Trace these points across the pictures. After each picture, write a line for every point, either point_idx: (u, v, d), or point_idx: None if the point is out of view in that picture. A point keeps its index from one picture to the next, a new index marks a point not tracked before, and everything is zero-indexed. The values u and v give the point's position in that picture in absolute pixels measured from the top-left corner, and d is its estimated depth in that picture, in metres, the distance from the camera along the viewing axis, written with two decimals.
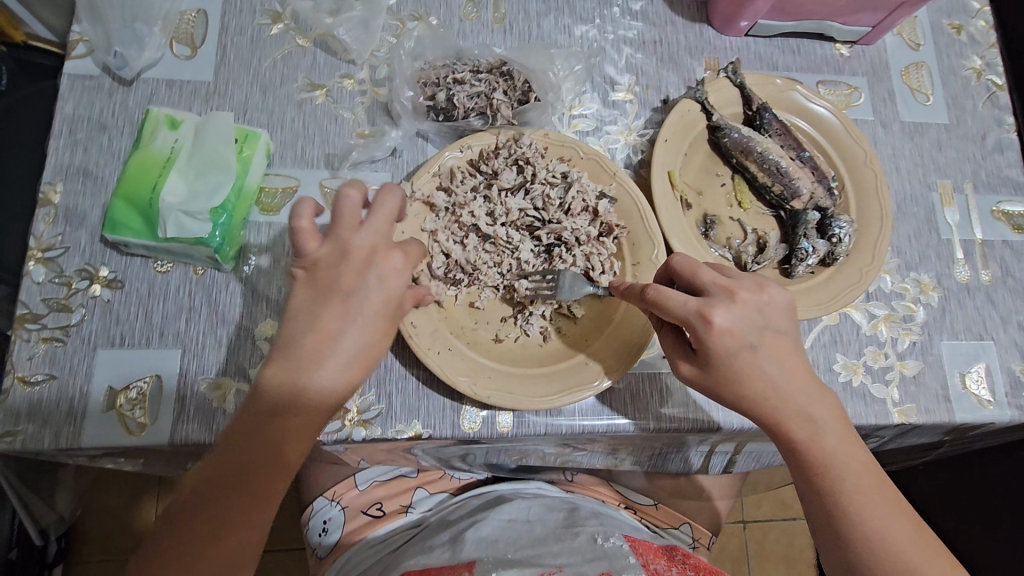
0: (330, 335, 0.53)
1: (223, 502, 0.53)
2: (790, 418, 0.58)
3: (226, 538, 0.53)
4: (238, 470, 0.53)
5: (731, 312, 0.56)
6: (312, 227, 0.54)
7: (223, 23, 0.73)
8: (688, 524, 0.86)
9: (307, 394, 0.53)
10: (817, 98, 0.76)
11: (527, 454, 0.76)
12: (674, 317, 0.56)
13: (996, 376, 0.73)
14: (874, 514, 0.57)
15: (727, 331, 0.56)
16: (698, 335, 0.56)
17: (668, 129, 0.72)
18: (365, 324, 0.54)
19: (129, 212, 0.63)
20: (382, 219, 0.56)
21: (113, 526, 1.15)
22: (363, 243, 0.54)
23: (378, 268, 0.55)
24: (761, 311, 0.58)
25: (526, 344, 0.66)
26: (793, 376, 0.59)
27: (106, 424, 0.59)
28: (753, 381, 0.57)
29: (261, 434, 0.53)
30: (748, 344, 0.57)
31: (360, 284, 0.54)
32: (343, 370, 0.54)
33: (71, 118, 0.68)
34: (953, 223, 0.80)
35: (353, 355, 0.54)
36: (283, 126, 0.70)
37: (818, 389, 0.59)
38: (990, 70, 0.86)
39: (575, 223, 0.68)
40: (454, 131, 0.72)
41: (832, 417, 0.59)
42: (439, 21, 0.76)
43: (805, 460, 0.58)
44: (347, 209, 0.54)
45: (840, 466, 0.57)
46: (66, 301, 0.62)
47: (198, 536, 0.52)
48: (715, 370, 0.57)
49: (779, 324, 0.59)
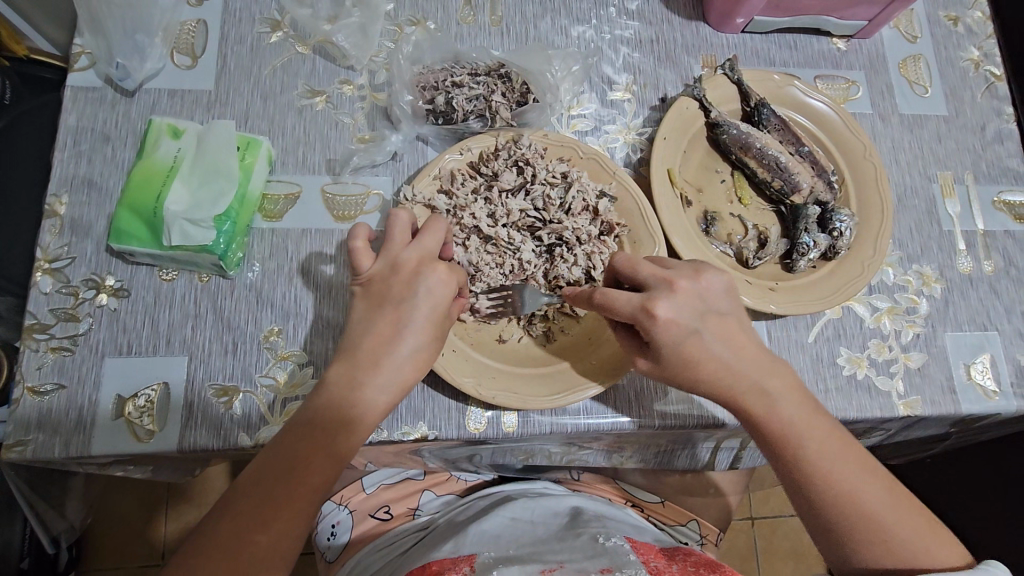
0: (386, 341, 0.55)
1: (276, 488, 0.52)
2: (745, 396, 0.58)
3: (271, 527, 0.51)
4: (292, 457, 0.53)
5: (672, 303, 0.57)
6: (364, 247, 0.58)
7: (223, 33, 0.73)
8: (694, 522, 0.86)
9: (357, 394, 0.54)
10: (814, 92, 0.76)
11: (533, 454, 0.76)
12: (623, 316, 0.57)
13: (1001, 366, 0.73)
14: (842, 483, 0.57)
15: (671, 319, 0.56)
16: (645, 329, 0.57)
17: (667, 126, 0.72)
18: (415, 333, 0.55)
19: (134, 222, 0.63)
20: (430, 238, 0.58)
21: (124, 535, 1.16)
22: (410, 256, 0.57)
23: (425, 280, 0.56)
24: (702, 296, 0.58)
25: (529, 343, 0.66)
26: (753, 355, 0.59)
27: (116, 431, 0.60)
28: (704, 366, 0.58)
29: (293, 442, 0.53)
30: (693, 329, 0.57)
31: (409, 294, 0.56)
32: (396, 376, 0.55)
33: (75, 130, 0.69)
34: (954, 214, 0.80)
35: (409, 361, 0.55)
36: (284, 133, 0.71)
37: (771, 362, 0.60)
38: (988, 61, 0.86)
39: (575, 222, 0.68)
40: (454, 134, 0.72)
41: (787, 388, 0.59)
42: (436, 25, 0.77)
43: (766, 433, 0.58)
44: (397, 229, 0.58)
45: (796, 435, 0.58)
46: (73, 311, 0.63)
47: (243, 522, 0.51)
48: (670, 362, 0.58)
49: (720, 305, 0.59)
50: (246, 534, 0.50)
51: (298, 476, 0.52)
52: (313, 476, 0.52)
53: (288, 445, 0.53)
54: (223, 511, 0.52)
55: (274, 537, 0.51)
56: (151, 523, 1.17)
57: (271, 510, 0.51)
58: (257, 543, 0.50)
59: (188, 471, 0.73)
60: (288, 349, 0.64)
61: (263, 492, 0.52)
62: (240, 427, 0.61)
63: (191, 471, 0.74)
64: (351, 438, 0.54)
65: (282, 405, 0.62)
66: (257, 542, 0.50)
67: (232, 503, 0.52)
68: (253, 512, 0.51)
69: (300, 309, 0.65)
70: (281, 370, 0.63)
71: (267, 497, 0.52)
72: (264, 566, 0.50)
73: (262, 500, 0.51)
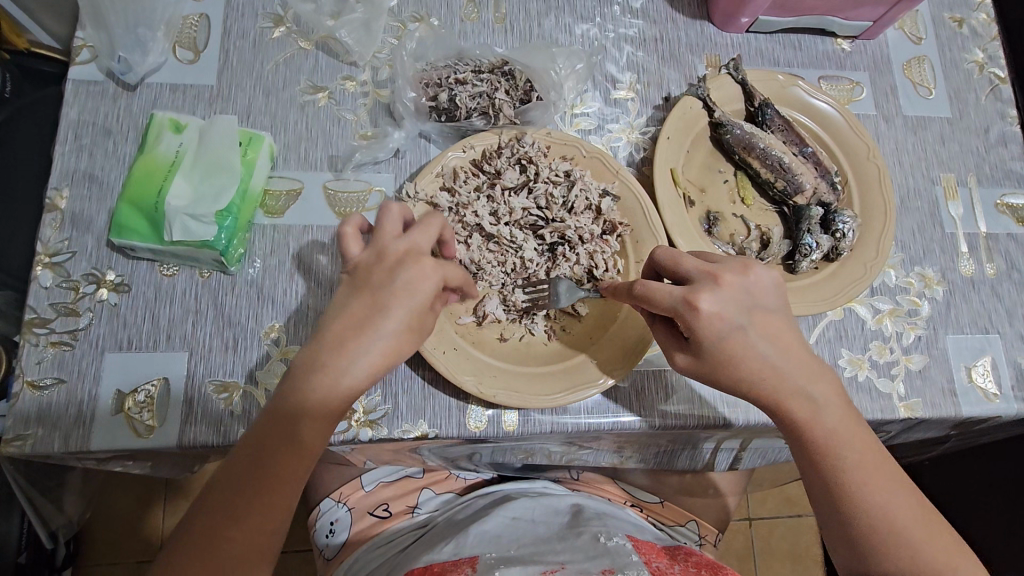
0: (360, 328, 0.55)
1: (244, 486, 0.53)
2: (793, 402, 0.58)
3: (244, 522, 0.53)
4: (257, 454, 0.53)
5: (716, 296, 0.56)
6: (355, 233, 0.58)
7: (226, 28, 0.73)
8: (694, 523, 0.86)
9: (325, 384, 0.53)
10: (818, 93, 0.75)
11: (533, 453, 0.76)
12: (663, 308, 0.56)
13: (1002, 369, 0.73)
14: (878, 495, 0.57)
15: (716, 313, 0.56)
16: (687, 323, 0.56)
17: (670, 126, 0.72)
18: (392, 320, 0.55)
19: (135, 217, 0.63)
20: (420, 232, 0.57)
21: (122, 531, 1.16)
22: (397, 247, 0.56)
23: (405, 271, 0.55)
24: (747, 292, 0.58)
25: (531, 342, 0.66)
26: (790, 356, 0.59)
27: (115, 427, 0.59)
28: (746, 362, 0.57)
29: (263, 438, 0.53)
30: (738, 325, 0.57)
31: (389, 283, 0.55)
32: (367, 363, 0.54)
33: (76, 124, 0.68)
34: (957, 216, 0.80)
35: (377, 351, 0.54)
36: (286, 129, 0.71)
37: (817, 368, 0.59)
38: (992, 63, 0.86)
39: (578, 221, 0.68)
40: (456, 132, 0.72)
41: (833, 396, 0.59)
42: (439, 22, 0.77)
43: (809, 440, 0.58)
44: (388, 223, 0.58)
45: (841, 443, 0.58)
46: (73, 306, 0.63)
47: (215, 519, 0.53)
48: (710, 356, 0.57)
49: (766, 303, 0.59)
50: (219, 531, 0.52)
51: (265, 474, 0.53)
52: (283, 472, 0.53)
53: (255, 441, 0.53)
54: (201, 508, 0.53)
55: (250, 530, 0.53)
56: (149, 518, 1.17)
57: (243, 506, 0.53)
58: (234, 537, 0.52)
59: (188, 466, 0.73)
60: (288, 346, 0.64)
61: (236, 491, 0.53)
62: (240, 424, 0.61)
63: (190, 467, 0.73)
64: (320, 430, 0.54)
65: None
66: (232, 537, 0.52)
67: (209, 500, 0.53)
68: (226, 510, 0.53)
69: (301, 306, 0.65)
70: (281, 367, 0.63)
71: (235, 494, 0.53)
72: (243, 558, 0.53)
73: (232, 497, 0.53)
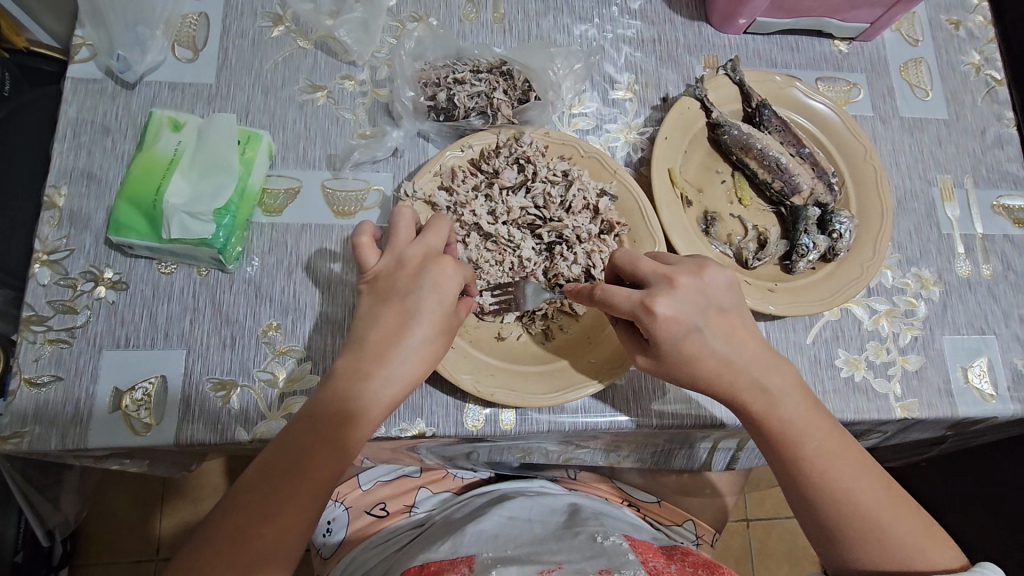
0: (395, 332, 0.55)
1: (277, 486, 0.51)
2: (748, 393, 0.58)
3: (275, 521, 0.51)
4: (294, 454, 0.52)
5: (672, 299, 0.56)
6: (370, 242, 0.58)
7: (225, 26, 0.73)
8: (691, 522, 0.86)
9: (365, 386, 0.54)
10: (816, 94, 0.76)
11: (531, 452, 0.76)
12: (623, 312, 0.57)
13: (999, 370, 0.74)
14: (843, 484, 0.57)
15: (671, 315, 0.56)
16: (646, 327, 0.56)
17: (668, 126, 0.72)
18: (425, 324, 0.55)
19: (133, 214, 0.63)
20: (433, 233, 0.59)
21: (119, 529, 1.15)
22: (415, 252, 0.57)
23: (431, 273, 0.56)
24: (703, 291, 0.58)
25: (528, 341, 0.66)
26: (746, 352, 0.59)
27: (112, 424, 0.59)
28: (704, 362, 0.58)
29: (302, 435, 0.53)
30: (693, 327, 0.57)
31: (415, 287, 0.56)
32: (406, 367, 0.55)
33: (75, 122, 0.68)
34: (953, 217, 0.80)
35: (416, 354, 0.55)
36: (285, 128, 0.71)
37: (773, 360, 0.60)
38: (989, 65, 0.86)
39: (575, 221, 0.69)
40: (455, 131, 0.72)
41: (789, 386, 0.59)
42: (439, 21, 0.77)
43: (767, 431, 0.59)
44: (401, 231, 0.58)
45: (799, 433, 0.58)
46: (71, 303, 0.63)
47: (240, 520, 0.50)
48: (669, 357, 0.58)
49: (724, 301, 0.59)
50: (251, 529, 0.50)
51: (305, 472, 0.52)
52: (321, 469, 0.52)
53: (293, 441, 0.53)
54: (222, 513, 0.51)
55: (280, 530, 0.51)
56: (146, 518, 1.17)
57: (285, 499, 0.51)
58: (262, 534, 0.50)
59: (185, 464, 0.73)
60: (286, 344, 0.64)
61: (267, 490, 0.51)
62: (237, 422, 0.61)
63: (187, 465, 0.73)
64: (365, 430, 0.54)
65: (280, 400, 0.62)
66: (263, 536, 0.50)
67: (231, 504, 0.52)
68: (251, 510, 0.51)
69: (299, 305, 0.65)
70: (280, 365, 0.63)
71: (265, 492, 0.51)
72: (267, 561, 0.50)
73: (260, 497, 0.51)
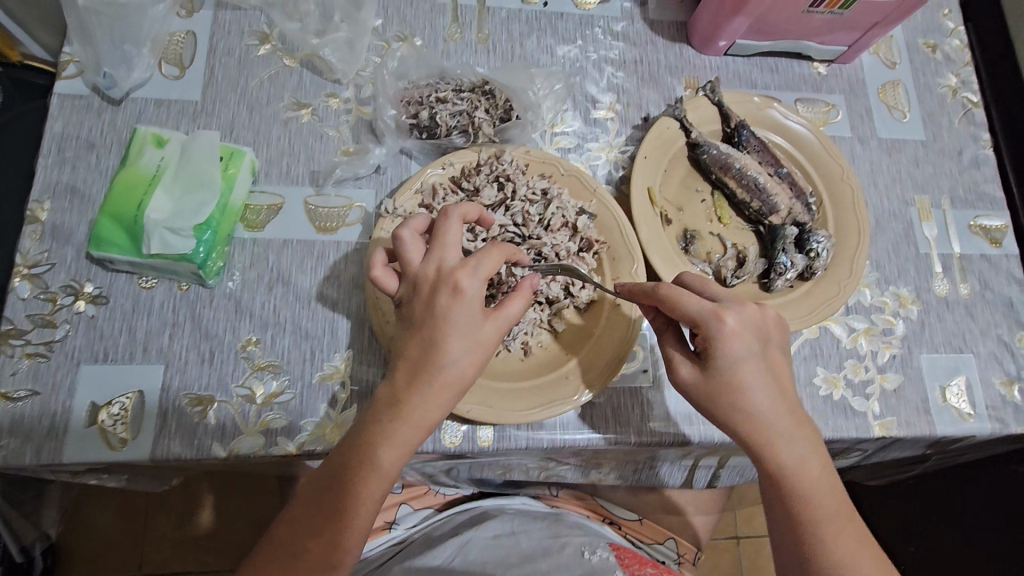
0: (426, 348, 0.53)
1: (329, 500, 0.53)
2: (779, 441, 0.57)
3: (321, 536, 0.52)
4: (339, 468, 0.53)
5: (740, 316, 0.57)
6: (385, 273, 0.57)
7: (212, 45, 0.74)
8: (671, 540, 0.87)
9: (402, 401, 0.53)
10: (793, 115, 0.77)
11: (510, 470, 0.76)
12: (688, 314, 0.57)
13: (976, 389, 0.74)
14: (837, 545, 0.56)
15: (737, 332, 0.57)
16: (709, 335, 0.57)
17: (648, 146, 0.73)
18: (456, 337, 0.53)
19: (115, 230, 0.64)
20: (445, 246, 0.56)
21: (103, 543, 1.15)
22: (428, 270, 0.55)
23: (445, 286, 0.54)
24: (764, 319, 0.59)
25: (507, 359, 0.66)
26: (784, 393, 0.59)
27: (89, 440, 0.59)
28: (749, 392, 0.57)
29: (347, 450, 0.54)
30: (752, 353, 0.57)
31: (432, 303, 0.54)
32: (446, 376, 0.52)
33: (60, 137, 0.69)
34: (931, 237, 0.81)
35: (459, 366, 0.53)
36: (268, 145, 0.72)
37: (802, 416, 0.59)
38: (965, 88, 0.88)
39: (554, 238, 0.68)
40: (437, 149, 0.73)
41: (814, 443, 0.58)
42: (423, 42, 0.78)
43: (782, 481, 0.57)
44: (412, 253, 0.56)
45: (814, 488, 0.57)
46: (50, 317, 0.63)
47: (301, 534, 0.53)
48: (718, 377, 0.57)
49: (775, 334, 0.60)
50: (303, 541, 0.52)
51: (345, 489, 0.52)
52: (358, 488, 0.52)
53: (341, 453, 0.54)
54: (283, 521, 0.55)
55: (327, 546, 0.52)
56: (131, 531, 1.16)
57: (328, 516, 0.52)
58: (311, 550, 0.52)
59: (165, 479, 0.72)
60: (265, 360, 0.64)
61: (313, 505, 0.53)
62: (214, 438, 0.61)
63: (168, 480, 0.73)
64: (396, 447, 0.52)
65: (257, 415, 0.62)
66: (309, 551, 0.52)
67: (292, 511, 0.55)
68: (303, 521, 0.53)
69: (278, 321, 0.66)
70: (258, 380, 0.63)
71: (325, 507, 0.53)
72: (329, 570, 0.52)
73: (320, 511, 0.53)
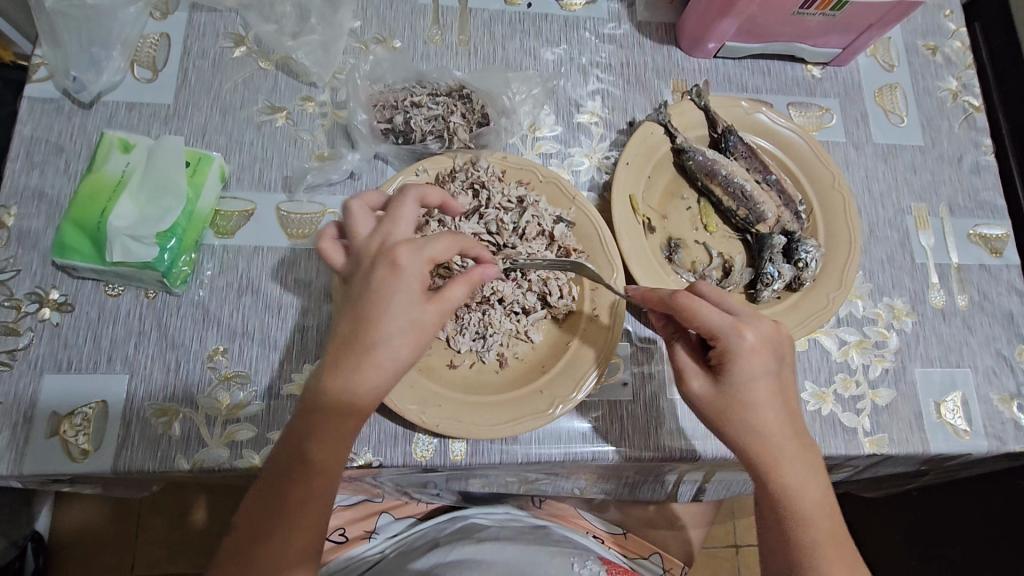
0: (357, 325, 0.51)
1: (278, 503, 0.50)
2: (785, 462, 0.54)
3: (269, 539, 0.49)
4: (297, 473, 0.51)
5: (759, 331, 0.55)
6: (334, 245, 0.56)
7: (186, 47, 0.73)
8: (657, 555, 0.83)
9: (336, 383, 0.50)
10: (782, 119, 0.75)
11: (490, 483, 0.74)
12: (706, 324, 0.55)
13: (974, 405, 0.71)
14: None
15: (755, 349, 0.55)
16: (728, 348, 0.55)
17: (630, 151, 0.71)
18: (387, 312, 0.50)
19: (79, 235, 0.62)
20: (395, 221, 0.54)
21: (92, 547, 1.14)
22: (371, 245, 0.53)
23: (381, 260, 0.52)
24: (783, 336, 0.57)
25: (482, 370, 0.64)
26: (795, 414, 0.56)
27: (49, 451, 0.58)
28: (763, 409, 0.55)
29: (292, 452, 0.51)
30: (770, 370, 0.55)
31: (368, 277, 0.52)
32: (378, 356, 0.50)
33: (29, 141, 0.68)
34: (928, 246, 0.78)
35: (392, 343, 0.50)
36: (241, 149, 0.70)
37: (810, 441, 0.57)
38: (967, 92, 0.85)
39: (530, 247, 0.67)
40: (413, 154, 0.71)
41: (818, 468, 0.56)
42: (403, 44, 0.77)
43: (782, 502, 0.54)
44: (358, 227, 0.56)
45: (812, 515, 0.54)
46: (14, 325, 0.62)
47: (247, 537, 0.50)
48: (730, 392, 0.55)
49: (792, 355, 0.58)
50: (252, 547, 0.50)
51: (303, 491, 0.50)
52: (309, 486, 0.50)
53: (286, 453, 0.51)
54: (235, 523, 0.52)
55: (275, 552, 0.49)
56: (121, 535, 1.15)
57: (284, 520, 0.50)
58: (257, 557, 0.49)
59: (136, 488, 0.71)
60: (232, 370, 0.63)
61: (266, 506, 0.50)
62: (178, 450, 0.59)
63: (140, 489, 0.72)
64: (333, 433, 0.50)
65: (222, 426, 0.60)
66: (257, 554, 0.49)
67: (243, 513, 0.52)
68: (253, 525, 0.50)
69: (246, 329, 0.64)
70: (224, 390, 0.62)
71: (275, 505, 0.50)
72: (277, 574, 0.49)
73: (269, 510, 0.50)
